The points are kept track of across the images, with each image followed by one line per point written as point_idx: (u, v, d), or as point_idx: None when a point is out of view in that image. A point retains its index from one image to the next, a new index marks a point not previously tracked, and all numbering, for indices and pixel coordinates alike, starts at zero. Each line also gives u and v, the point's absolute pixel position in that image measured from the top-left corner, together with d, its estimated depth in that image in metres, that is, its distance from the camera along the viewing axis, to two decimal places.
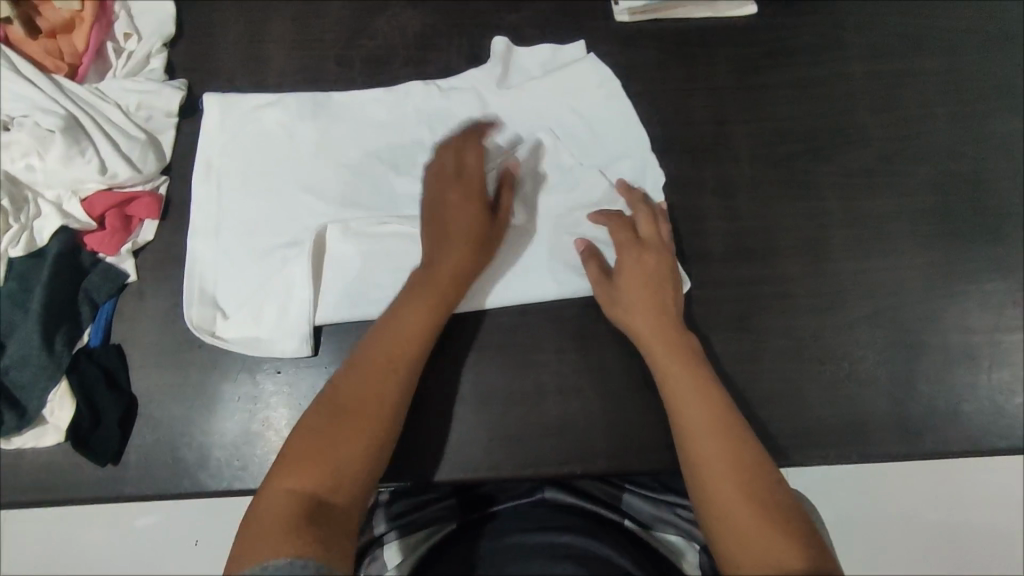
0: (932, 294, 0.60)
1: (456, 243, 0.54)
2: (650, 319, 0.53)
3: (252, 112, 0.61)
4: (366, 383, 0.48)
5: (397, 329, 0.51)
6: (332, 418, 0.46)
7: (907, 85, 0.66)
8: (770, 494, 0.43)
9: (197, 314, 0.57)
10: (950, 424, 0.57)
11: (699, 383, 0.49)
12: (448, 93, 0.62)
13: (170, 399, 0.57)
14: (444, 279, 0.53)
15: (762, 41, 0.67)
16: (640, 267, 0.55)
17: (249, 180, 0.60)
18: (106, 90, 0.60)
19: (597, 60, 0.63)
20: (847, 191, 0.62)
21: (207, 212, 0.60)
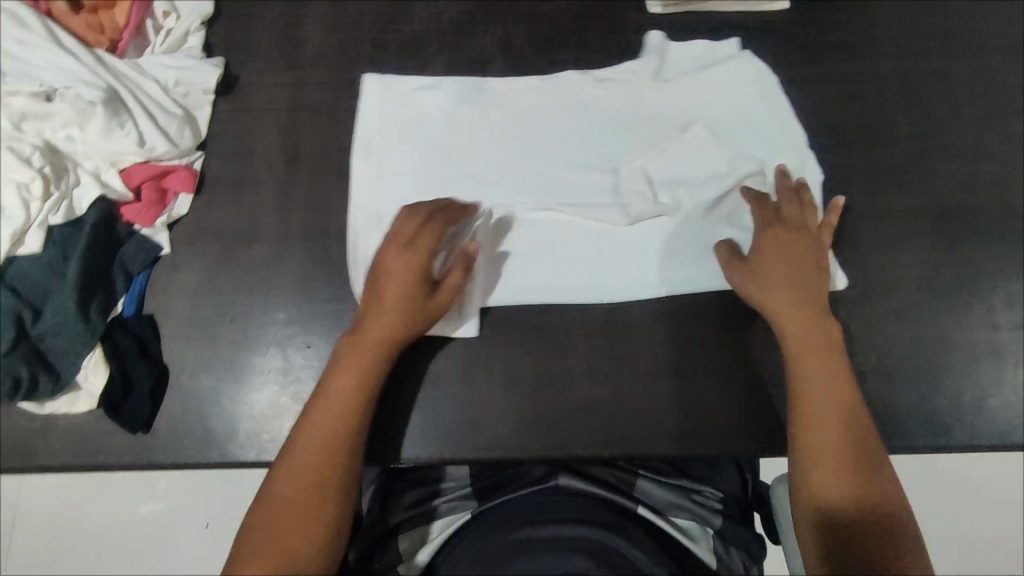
0: (958, 291, 0.60)
1: (390, 314, 0.52)
2: (793, 300, 0.54)
3: (413, 96, 0.63)
4: (310, 464, 0.49)
5: (338, 406, 0.50)
6: (283, 507, 0.48)
7: (937, 83, 0.66)
8: (870, 493, 0.49)
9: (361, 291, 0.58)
10: (974, 419, 0.58)
11: (833, 373, 0.52)
12: (603, 84, 0.64)
13: (201, 370, 0.57)
14: (375, 347, 0.52)
15: (794, 36, 0.67)
16: (789, 243, 0.56)
17: (410, 161, 0.61)
18: (145, 66, 0.61)
19: (753, 57, 0.64)
20: (875, 187, 0.63)
21: (367, 188, 0.60)
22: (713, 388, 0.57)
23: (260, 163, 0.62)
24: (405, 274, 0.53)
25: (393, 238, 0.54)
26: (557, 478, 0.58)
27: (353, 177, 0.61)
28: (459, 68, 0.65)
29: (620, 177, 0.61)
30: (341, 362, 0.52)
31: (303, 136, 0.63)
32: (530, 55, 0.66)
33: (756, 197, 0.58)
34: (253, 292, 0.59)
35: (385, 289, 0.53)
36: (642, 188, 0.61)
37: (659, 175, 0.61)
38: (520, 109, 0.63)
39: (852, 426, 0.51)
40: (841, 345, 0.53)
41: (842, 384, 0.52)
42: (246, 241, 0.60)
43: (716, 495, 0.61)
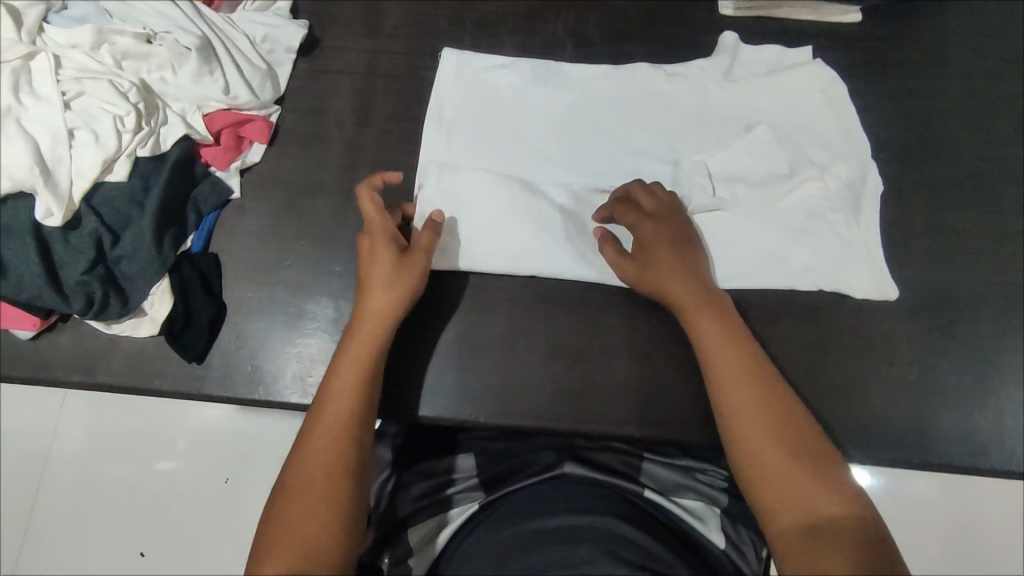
0: (1008, 315, 0.60)
1: (373, 306, 0.53)
2: (691, 297, 0.53)
3: (487, 71, 0.66)
4: (321, 449, 0.47)
5: (352, 372, 0.50)
6: (300, 501, 0.46)
7: (1004, 108, 0.66)
8: (836, 483, 0.45)
9: None
10: (1012, 443, 0.57)
11: (749, 367, 0.49)
12: (673, 78, 0.65)
13: (257, 311, 0.60)
14: (368, 335, 0.52)
15: (863, 49, 0.67)
16: (662, 244, 0.55)
17: (479, 132, 0.64)
18: (237, 20, 0.65)
19: (824, 65, 0.65)
20: (932, 203, 0.63)
21: (437, 155, 0.63)
22: None
23: (332, 122, 0.65)
24: (371, 256, 0.55)
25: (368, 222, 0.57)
26: (563, 466, 0.59)
27: (424, 141, 0.63)
28: (530, 50, 0.68)
29: (682, 167, 0.62)
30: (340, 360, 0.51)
31: (374, 100, 0.66)
32: (599, 44, 0.68)
33: (630, 202, 0.58)
34: (313, 243, 0.62)
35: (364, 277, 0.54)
36: (702, 180, 0.61)
37: (719, 169, 0.62)
38: (586, 93, 0.65)
39: (786, 418, 0.48)
40: (747, 335, 0.52)
41: (767, 375, 0.50)
42: (311, 193, 0.63)
43: (723, 474, 0.62)
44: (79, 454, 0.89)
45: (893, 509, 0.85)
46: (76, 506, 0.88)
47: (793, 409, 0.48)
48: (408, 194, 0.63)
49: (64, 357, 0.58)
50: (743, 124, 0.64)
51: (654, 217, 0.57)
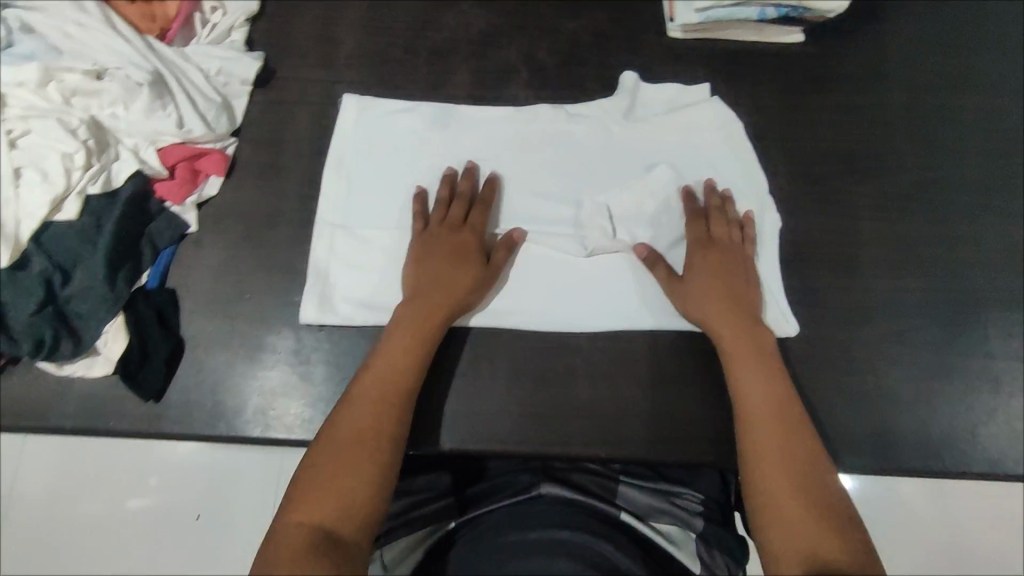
0: (957, 319, 0.62)
1: (441, 291, 0.57)
2: (735, 326, 0.56)
3: (386, 116, 0.65)
4: (363, 424, 0.50)
5: (406, 344, 0.54)
6: (334, 455, 0.48)
7: (945, 119, 0.68)
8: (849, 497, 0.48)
9: (314, 311, 0.59)
10: (968, 447, 0.58)
11: (783, 390, 0.53)
12: (575, 118, 0.66)
13: (216, 344, 0.59)
14: (429, 316, 0.56)
15: (807, 66, 0.70)
16: (724, 250, 0.60)
17: (378, 180, 0.63)
18: (191, 54, 0.65)
19: (721, 104, 0.66)
20: (882, 213, 0.65)
21: (336, 205, 0.62)
22: (714, 399, 0.58)
23: (289, 152, 0.65)
24: (449, 243, 0.59)
25: (438, 208, 0.60)
26: (539, 488, 0.59)
27: (321, 192, 0.63)
28: (486, 76, 0.69)
29: (583, 211, 0.62)
30: (397, 329, 0.55)
31: (331, 129, 0.66)
32: (553, 69, 0.69)
33: (692, 207, 0.61)
34: (273, 275, 0.62)
35: (434, 260, 0.58)
36: (603, 223, 0.61)
37: (621, 211, 0.62)
38: (494, 133, 0.65)
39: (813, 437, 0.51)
40: (779, 361, 0.56)
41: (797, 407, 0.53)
42: (270, 224, 0.63)
43: (697, 498, 0.62)
44: (39, 499, 0.86)
45: (873, 516, 0.85)
46: (38, 554, 0.85)
47: (808, 431, 0.51)
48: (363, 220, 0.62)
49: (16, 401, 0.57)
50: (684, 152, 0.65)
51: (707, 241, 0.60)
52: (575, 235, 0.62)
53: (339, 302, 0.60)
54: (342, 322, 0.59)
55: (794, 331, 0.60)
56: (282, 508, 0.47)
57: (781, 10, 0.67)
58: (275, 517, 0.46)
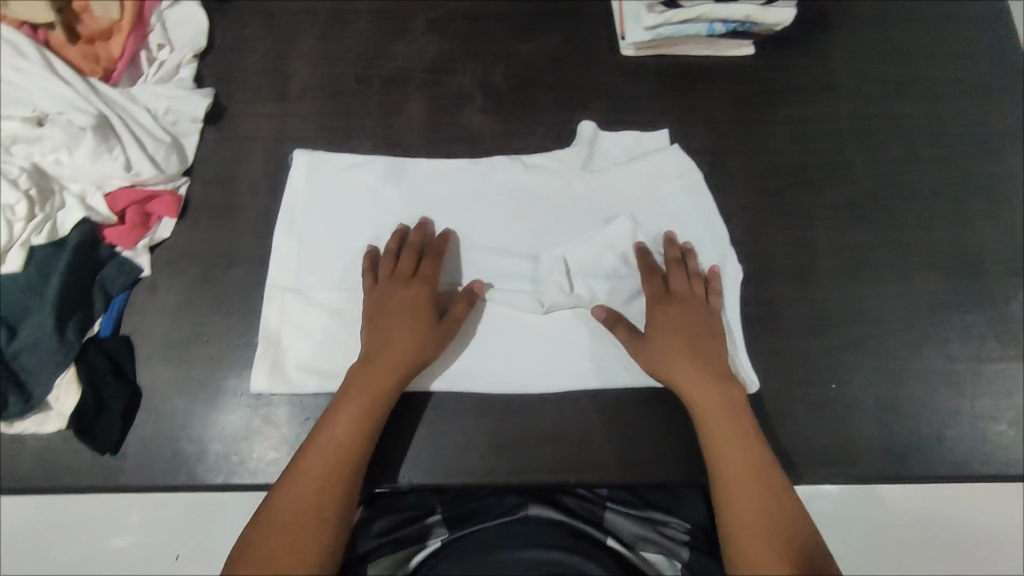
0: (915, 323, 0.62)
1: (393, 348, 0.56)
2: (697, 380, 0.56)
3: (339, 173, 0.64)
4: (310, 497, 0.50)
5: (358, 410, 0.54)
6: (281, 529, 0.49)
7: (893, 126, 0.69)
8: (800, 547, 0.49)
9: (264, 383, 0.58)
10: (931, 450, 0.59)
11: (739, 444, 0.54)
12: (531, 170, 0.65)
13: (174, 390, 0.58)
14: (382, 377, 0.55)
15: (758, 79, 0.70)
16: (686, 303, 0.60)
17: (332, 239, 0.62)
18: (138, 94, 0.63)
19: (679, 152, 0.66)
20: (836, 222, 0.65)
21: (289, 268, 0.61)
22: (677, 420, 0.59)
23: (243, 190, 0.64)
24: (400, 296, 0.58)
25: (387, 265, 0.60)
26: (525, 509, 0.59)
27: (273, 255, 0.62)
28: (440, 102, 0.68)
29: (540, 264, 0.62)
30: (348, 391, 0.54)
31: (286, 164, 0.65)
32: (507, 93, 0.69)
33: (648, 262, 0.62)
34: (230, 317, 0.60)
35: (386, 315, 0.57)
36: (560, 278, 0.61)
37: (577, 264, 0.62)
38: (449, 185, 0.65)
39: (768, 490, 0.52)
40: (749, 415, 0.56)
41: (757, 457, 0.53)
42: (226, 263, 0.62)
43: (684, 527, 0.62)
44: None
45: None
46: None
47: (780, 485, 0.52)
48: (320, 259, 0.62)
49: None
50: (640, 202, 0.65)
51: (663, 296, 0.60)
52: (532, 291, 0.61)
53: (293, 371, 0.58)
54: (296, 391, 0.58)
55: (756, 387, 0.60)
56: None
57: (729, 26, 0.66)
58: None
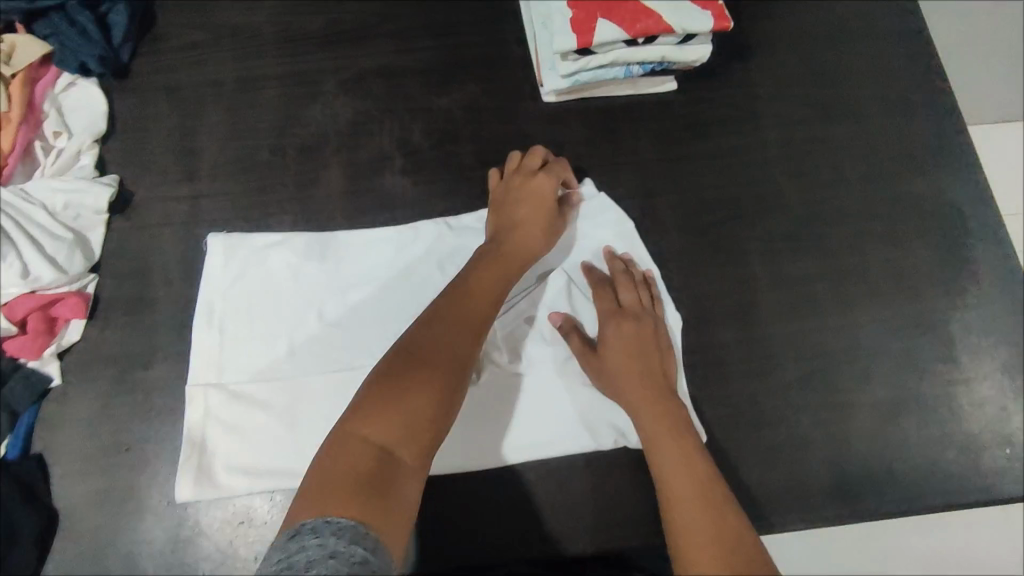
0: (857, 353, 0.62)
1: (517, 224, 0.61)
2: (646, 392, 0.57)
3: (256, 252, 0.61)
4: (437, 350, 0.50)
5: (490, 273, 0.57)
6: (408, 362, 0.49)
7: (821, 151, 0.69)
8: (741, 549, 0.48)
9: (190, 489, 0.55)
10: (882, 484, 0.58)
11: (683, 452, 0.54)
12: (458, 231, 0.64)
13: (94, 508, 0.54)
14: (507, 252, 0.59)
15: (683, 114, 0.69)
16: (632, 326, 0.60)
17: (254, 322, 0.60)
18: (32, 190, 0.60)
19: (606, 201, 0.65)
20: (772, 256, 0.65)
21: (210, 359, 0.58)
22: (629, 481, 0.58)
23: (157, 280, 0.61)
24: (526, 180, 0.63)
25: (512, 163, 0.65)
26: None
27: (192, 347, 0.59)
28: (359, 168, 0.66)
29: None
30: (479, 262, 0.58)
31: (200, 248, 0.62)
32: (428, 150, 0.67)
33: (595, 281, 0.63)
34: (151, 419, 0.57)
35: (513, 197, 0.62)
36: (495, 348, 0.60)
37: (511, 330, 0.61)
38: (374, 254, 0.63)
39: (710, 497, 0.51)
40: (701, 444, 0.55)
41: (699, 466, 0.53)
42: (143, 363, 0.58)
43: None
44: None
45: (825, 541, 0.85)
46: None
47: (735, 519, 0.50)
48: (245, 347, 0.59)
49: None
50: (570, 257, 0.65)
51: (612, 312, 0.61)
52: None
53: (220, 473, 0.55)
54: (225, 495, 0.55)
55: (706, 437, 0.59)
56: (343, 418, 0.46)
57: (646, 67, 0.65)
58: (336, 428, 0.46)
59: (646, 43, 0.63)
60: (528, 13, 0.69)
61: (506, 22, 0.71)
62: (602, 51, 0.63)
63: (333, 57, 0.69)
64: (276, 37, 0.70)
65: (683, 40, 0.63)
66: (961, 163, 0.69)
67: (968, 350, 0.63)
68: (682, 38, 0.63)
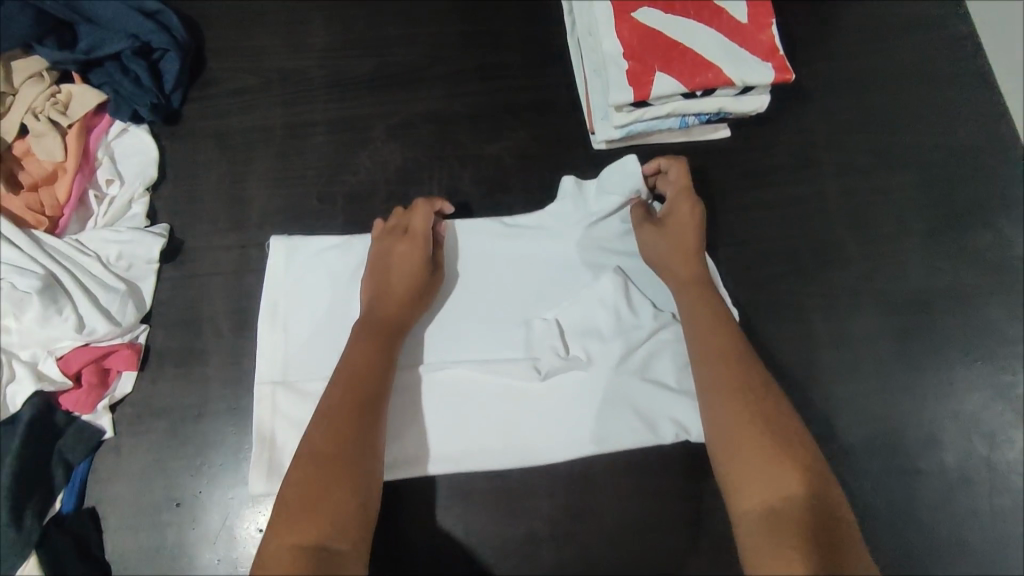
0: (923, 416, 0.60)
1: (395, 292, 0.57)
2: (709, 318, 0.55)
3: (319, 258, 0.61)
4: (335, 444, 0.48)
5: (369, 344, 0.54)
6: (313, 461, 0.47)
7: (883, 202, 0.66)
8: (782, 423, 0.49)
9: (263, 486, 0.55)
10: (951, 556, 0.57)
11: (749, 376, 0.52)
12: (512, 232, 0.62)
13: (146, 563, 0.55)
14: (388, 317, 0.56)
15: (738, 161, 0.67)
16: (689, 217, 0.60)
17: (317, 319, 0.60)
18: (87, 241, 0.60)
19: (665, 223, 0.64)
20: (830, 312, 0.63)
21: (274, 359, 0.58)
22: (690, 545, 0.57)
23: (207, 332, 0.61)
24: (396, 252, 0.58)
25: (392, 220, 0.61)
26: None
27: (259, 347, 0.59)
28: None
29: (533, 331, 0.58)
30: (356, 333, 0.55)
31: (252, 298, 0.62)
32: (477, 199, 0.66)
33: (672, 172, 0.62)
34: (201, 472, 0.57)
35: (386, 266, 0.58)
36: (554, 343, 0.57)
37: (572, 325, 0.58)
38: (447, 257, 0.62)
39: (780, 427, 0.49)
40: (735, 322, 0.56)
41: (766, 392, 0.51)
42: (193, 416, 0.58)
43: None
44: None
45: None
46: None
47: (773, 392, 0.51)
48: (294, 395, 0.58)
49: None
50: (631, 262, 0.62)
51: (660, 226, 0.60)
52: (527, 358, 0.58)
53: None
54: None
55: None
56: (269, 533, 0.45)
57: (702, 117, 0.63)
58: (262, 547, 0.45)
59: (704, 95, 0.61)
60: (578, 59, 0.68)
61: (554, 66, 0.70)
62: (659, 103, 0.61)
63: (380, 101, 0.69)
64: (323, 81, 0.70)
65: (741, 91, 0.62)
66: None
67: None
68: (742, 88, 0.62)
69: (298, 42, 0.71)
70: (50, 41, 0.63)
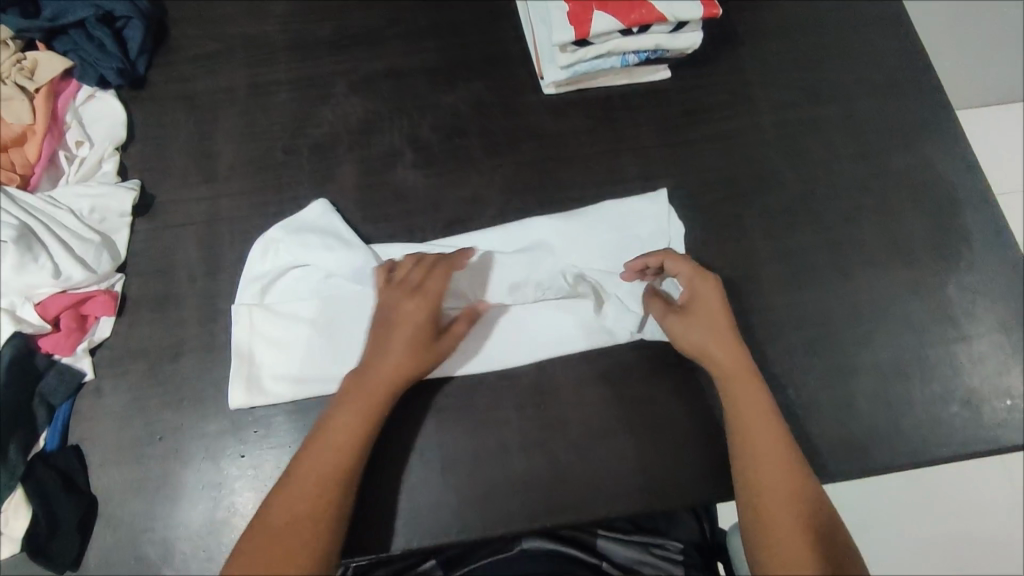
0: (859, 318, 0.65)
1: (390, 361, 0.56)
2: (751, 395, 0.57)
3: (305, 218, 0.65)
4: (293, 532, 0.50)
5: (357, 416, 0.55)
6: (266, 549, 0.50)
7: (814, 131, 0.72)
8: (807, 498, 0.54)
9: (243, 396, 0.59)
10: (891, 441, 0.61)
11: (786, 456, 0.55)
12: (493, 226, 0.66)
13: (129, 495, 0.56)
14: (377, 385, 0.56)
15: (679, 99, 0.72)
16: (710, 304, 0.60)
17: (294, 250, 0.63)
18: (60, 197, 0.63)
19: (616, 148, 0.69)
20: (770, 230, 0.67)
21: (253, 286, 0.62)
22: (654, 445, 0.60)
23: (182, 279, 0.63)
24: (399, 312, 0.58)
25: (401, 270, 0.60)
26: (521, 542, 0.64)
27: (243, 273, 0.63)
28: (372, 165, 0.69)
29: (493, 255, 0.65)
30: (344, 402, 0.55)
31: (224, 244, 0.65)
32: (436, 145, 0.70)
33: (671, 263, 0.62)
34: (181, 407, 0.59)
35: (387, 330, 0.57)
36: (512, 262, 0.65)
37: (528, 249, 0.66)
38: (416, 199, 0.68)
39: (813, 504, 0.54)
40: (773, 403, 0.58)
41: (803, 471, 0.55)
42: (171, 356, 0.60)
43: (676, 546, 0.68)
44: None
45: None
46: None
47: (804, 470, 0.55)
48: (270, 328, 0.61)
49: None
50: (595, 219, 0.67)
51: (683, 313, 0.61)
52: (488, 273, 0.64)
53: (270, 385, 0.59)
54: (272, 400, 0.59)
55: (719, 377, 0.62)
56: None
57: (642, 55, 0.68)
58: None
59: (641, 32, 0.66)
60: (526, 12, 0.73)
61: (505, 22, 0.75)
62: (599, 41, 0.66)
63: (340, 61, 0.72)
64: (285, 44, 0.73)
65: (674, 28, 0.67)
66: (949, 136, 0.72)
67: (967, 311, 0.65)
68: (676, 26, 0.67)
69: (260, 10, 0.74)
70: (13, 10, 0.66)
